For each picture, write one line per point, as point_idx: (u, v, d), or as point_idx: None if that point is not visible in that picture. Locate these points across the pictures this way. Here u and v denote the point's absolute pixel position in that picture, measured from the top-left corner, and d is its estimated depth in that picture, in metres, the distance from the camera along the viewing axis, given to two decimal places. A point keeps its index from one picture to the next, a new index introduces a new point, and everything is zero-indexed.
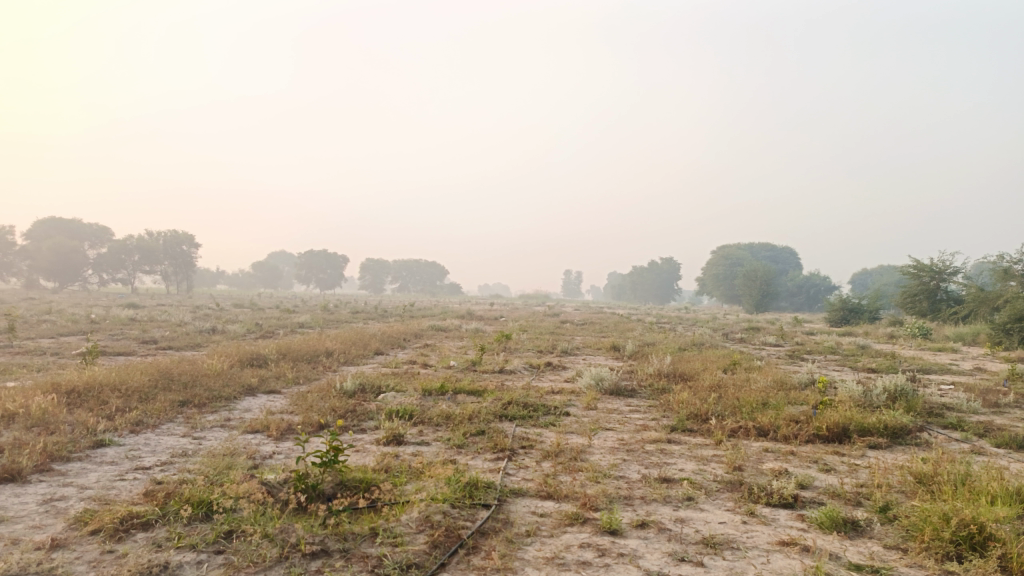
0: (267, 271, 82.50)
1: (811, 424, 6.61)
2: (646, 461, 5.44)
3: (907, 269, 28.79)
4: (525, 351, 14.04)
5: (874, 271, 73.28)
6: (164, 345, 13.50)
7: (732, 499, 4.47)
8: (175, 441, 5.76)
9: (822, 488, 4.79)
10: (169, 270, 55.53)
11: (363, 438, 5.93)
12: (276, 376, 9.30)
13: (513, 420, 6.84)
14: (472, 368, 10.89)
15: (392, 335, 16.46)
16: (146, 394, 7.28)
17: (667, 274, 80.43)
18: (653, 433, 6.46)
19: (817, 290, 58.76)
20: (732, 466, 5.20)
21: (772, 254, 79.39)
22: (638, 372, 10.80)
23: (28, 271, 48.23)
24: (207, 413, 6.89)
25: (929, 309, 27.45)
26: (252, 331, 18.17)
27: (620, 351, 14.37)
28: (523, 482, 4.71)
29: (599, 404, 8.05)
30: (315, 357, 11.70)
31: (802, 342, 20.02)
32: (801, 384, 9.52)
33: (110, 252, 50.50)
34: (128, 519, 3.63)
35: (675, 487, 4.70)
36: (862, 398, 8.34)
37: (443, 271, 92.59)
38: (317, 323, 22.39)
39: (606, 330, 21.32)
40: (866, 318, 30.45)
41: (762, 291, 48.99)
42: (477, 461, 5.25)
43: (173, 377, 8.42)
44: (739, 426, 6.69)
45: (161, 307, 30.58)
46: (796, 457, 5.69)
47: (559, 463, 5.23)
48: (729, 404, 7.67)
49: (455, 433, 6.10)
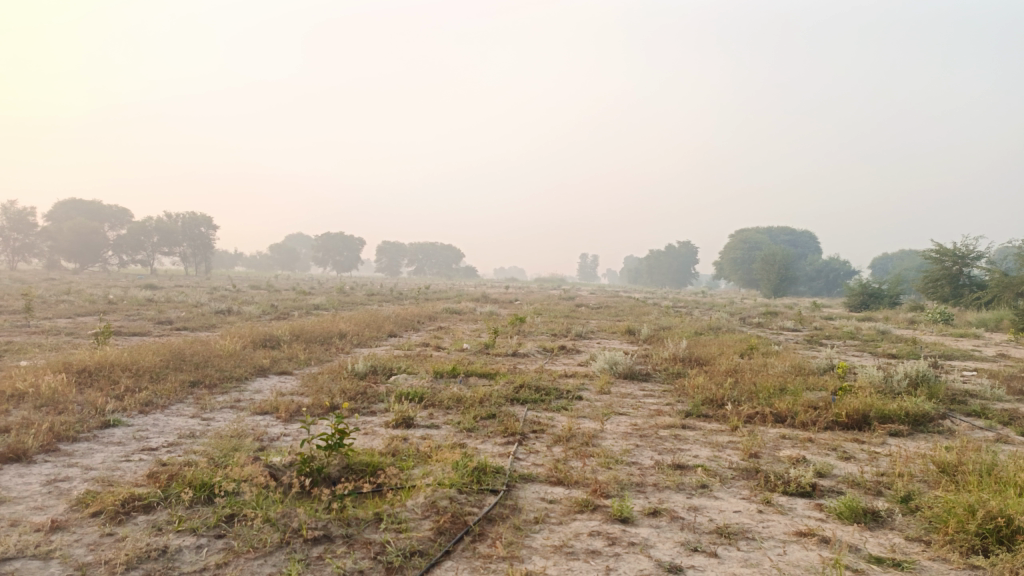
0: (284, 254, 82.94)
1: (830, 411, 6.45)
2: (660, 447, 5.32)
3: (928, 253, 28.32)
4: (539, 334, 13.95)
5: (894, 256, 72.36)
6: (179, 325, 13.54)
7: (748, 487, 4.34)
8: (184, 422, 5.72)
9: (841, 476, 4.65)
10: (187, 252, 55.93)
11: (372, 421, 5.85)
12: (288, 357, 9.27)
13: (525, 404, 6.73)
14: (485, 350, 10.81)
15: (406, 317, 16.42)
16: (157, 374, 7.25)
17: (685, 258, 79.88)
18: (667, 418, 6.33)
19: (836, 275, 58.11)
20: (748, 453, 5.07)
21: (791, 238, 78.55)
22: (653, 356, 10.66)
23: (49, 251, 48.73)
24: (217, 394, 6.86)
25: (950, 294, 27.01)
26: (268, 312, 18.20)
27: (635, 335, 14.22)
28: (533, 467, 4.62)
29: (613, 388, 7.93)
30: (328, 339, 11.66)
31: (821, 327, 19.76)
32: (819, 370, 9.35)
33: (129, 233, 50.97)
34: (129, 501, 3.56)
35: (689, 474, 4.58)
36: (882, 384, 8.16)
37: (459, 254, 92.57)
38: (332, 304, 22.42)
39: (621, 313, 21.17)
40: (886, 303, 30.04)
41: (780, 275, 48.50)
42: (487, 445, 5.15)
43: (185, 357, 8.40)
44: (755, 412, 6.55)
45: (179, 288, 30.76)
46: (814, 444, 5.55)
47: (570, 448, 5.13)
48: (745, 389, 7.52)
49: (466, 416, 6.01)
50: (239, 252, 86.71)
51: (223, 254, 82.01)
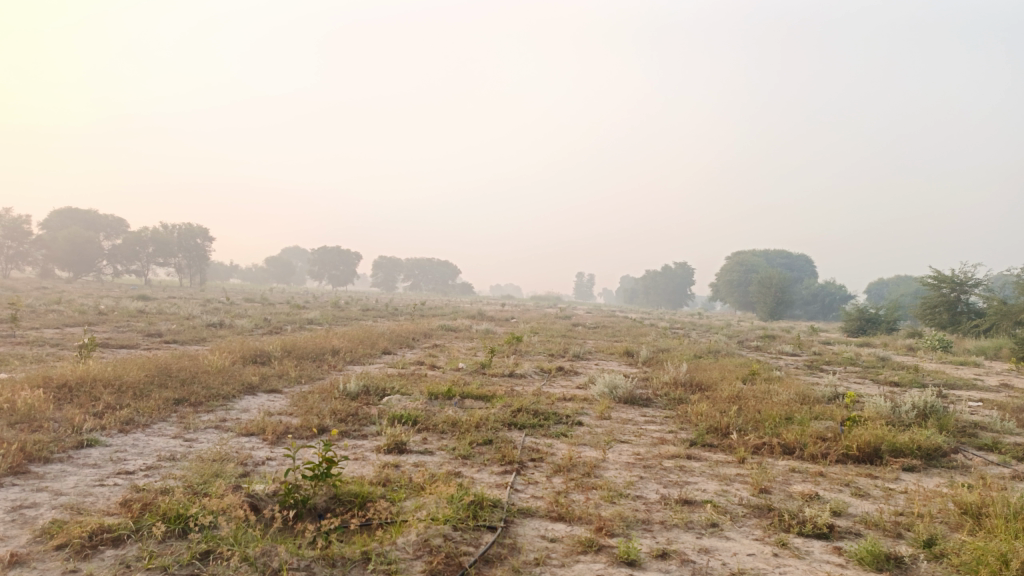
0: (280, 266, 82.61)
1: (839, 442, 6.21)
2: (664, 479, 5.06)
3: (927, 279, 28.18)
4: (536, 354, 13.69)
5: (890, 281, 72.37)
6: (168, 338, 13.24)
7: (760, 527, 4.08)
8: (165, 442, 5.45)
9: (857, 516, 4.40)
10: (182, 263, 55.58)
11: (362, 445, 5.59)
12: (278, 375, 8.98)
13: (523, 429, 6.47)
14: (481, 371, 10.56)
15: (401, 334, 16.14)
16: (140, 390, 6.97)
17: (681, 279, 79.75)
18: (671, 448, 6.09)
19: (832, 299, 58.02)
20: (757, 489, 4.81)
21: (787, 261, 78.62)
22: (653, 380, 10.40)
23: (43, 260, 48.33)
24: (202, 413, 6.59)
25: (948, 321, 26.86)
26: (260, 326, 17.89)
27: (633, 357, 13.96)
28: (532, 500, 4.36)
29: (614, 414, 7.67)
30: (320, 355, 11.38)
31: (820, 352, 19.54)
32: (823, 398, 9.10)
33: (125, 243, 50.66)
34: (97, 534, 3.29)
35: (697, 511, 4.32)
36: (890, 415, 7.92)
37: (456, 271, 92.35)
38: (326, 319, 22.11)
39: (618, 334, 20.94)
40: (884, 328, 29.85)
41: (777, 298, 48.33)
42: (483, 474, 4.89)
43: (172, 372, 8.13)
44: (763, 442, 6.30)
45: (171, 300, 30.39)
46: (825, 479, 5.30)
47: (570, 479, 4.87)
48: (750, 417, 7.27)
49: (461, 442, 5.74)
50: (234, 264, 86.39)
51: (219, 266, 81.61)
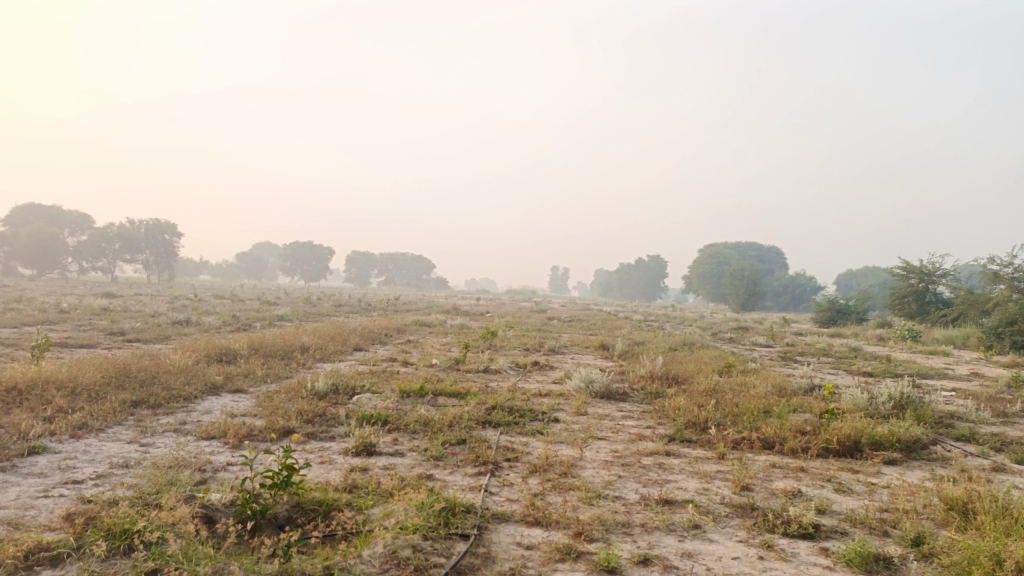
0: (251, 262, 81.45)
1: (819, 436, 6.10)
2: (643, 478, 4.90)
3: (895, 270, 28.47)
4: (510, 349, 13.50)
5: (859, 272, 73.33)
6: (131, 337, 12.83)
7: (744, 527, 3.93)
8: (119, 448, 5.15)
9: (842, 514, 4.26)
10: (150, 260, 54.44)
11: (330, 447, 5.35)
12: (244, 374, 8.67)
13: (497, 427, 6.28)
14: (455, 367, 10.35)
15: (373, 330, 15.85)
16: (96, 393, 6.64)
17: (654, 272, 80.10)
18: (650, 444, 5.93)
19: (803, 290, 58.64)
20: (739, 486, 4.66)
21: (759, 253, 79.33)
22: (629, 373, 10.26)
23: (5, 257, 47.06)
24: (161, 415, 6.29)
25: (917, 311, 27.14)
26: (229, 323, 17.44)
27: (609, 350, 13.83)
28: (507, 504, 4.16)
29: (590, 409, 7.50)
30: (289, 353, 11.07)
31: (794, 343, 19.59)
32: (800, 391, 9.01)
33: (89, 240, 49.49)
34: (34, 553, 3.01)
35: (678, 512, 4.15)
36: (867, 407, 7.85)
37: (430, 265, 91.79)
38: (296, 316, 21.67)
39: (593, 328, 20.81)
40: (854, 319, 30.12)
41: (749, 290, 48.70)
42: (456, 476, 4.68)
43: (131, 373, 7.80)
44: (742, 437, 6.17)
45: (137, 297, 29.67)
46: (807, 475, 5.17)
47: (547, 479, 4.68)
48: (728, 411, 7.15)
49: (433, 442, 5.52)
50: (204, 260, 84.99)
51: (188, 262, 80.20)
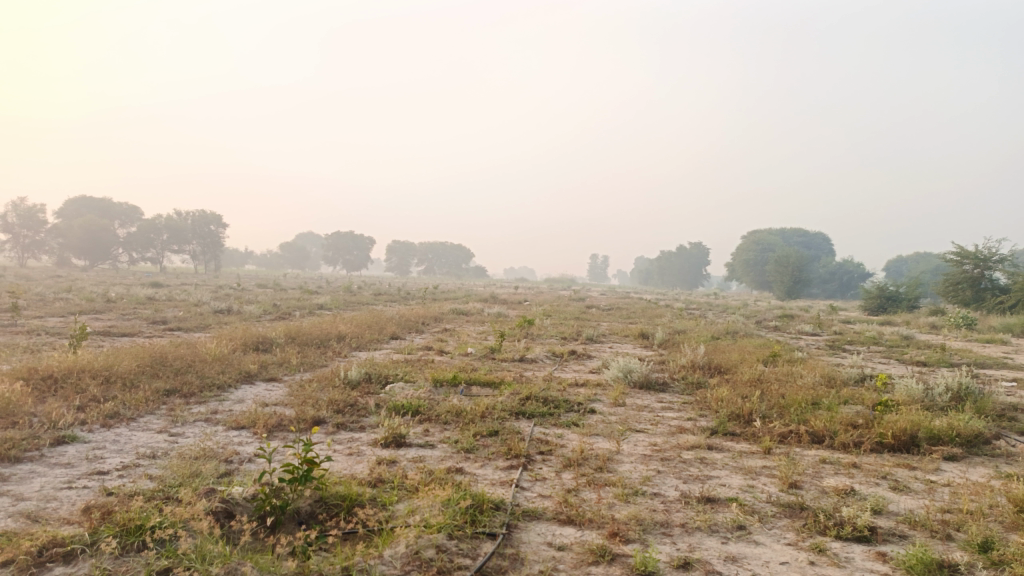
0: (294, 252, 82.66)
1: (873, 430, 5.76)
2: (683, 473, 4.65)
3: (949, 256, 27.40)
4: (547, 338, 13.29)
5: (909, 258, 71.14)
6: (173, 326, 12.95)
7: (793, 529, 3.66)
8: (148, 438, 5.09)
9: (899, 515, 3.96)
10: (196, 250, 55.52)
11: (359, 439, 5.22)
12: (279, 362, 8.63)
13: (532, 418, 6.08)
14: (491, 355, 10.19)
15: (410, 318, 15.79)
16: (130, 381, 6.63)
17: (696, 259, 78.91)
18: (691, 437, 5.67)
19: (850, 277, 57.10)
20: (787, 484, 4.39)
21: (804, 240, 77.52)
22: (669, 363, 9.97)
23: (59, 249, 48.46)
24: (193, 405, 6.25)
25: (972, 298, 26.09)
26: (269, 312, 17.58)
27: (649, 339, 13.54)
28: (539, 501, 3.96)
29: (629, 400, 7.25)
30: (325, 342, 11.03)
31: (842, 332, 18.96)
32: (851, 382, 8.62)
33: (139, 231, 50.67)
34: (48, 548, 2.90)
35: (721, 511, 3.91)
36: (923, 398, 7.44)
37: (469, 254, 91.93)
38: (336, 304, 21.76)
39: (634, 316, 20.48)
40: (904, 306, 29.13)
41: (794, 277, 47.57)
42: (486, 470, 4.50)
43: (167, 361, 7.81)
44: (789, 431, 5.86)
45: (182, 286, 30.15)
46: (860, 471, 4.86)
47: (581, 475, 4.46)
48: (774, 402, 6.84)
49: (465, 434, 5.35)
50: (248, 251, 86.53)
51: (233, 252, 81.73)
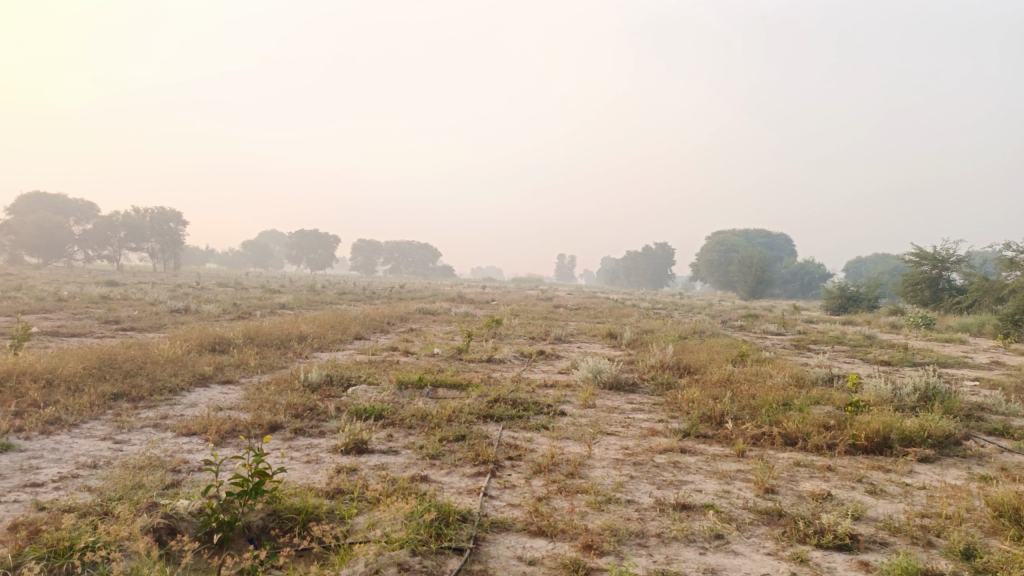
0: (257, 250, 81.26)
1: (846, 431, 5.67)
2: (657, 478, 4.49)
3: (908, 257, 27.87)
4: (515, 337, 13.10)
5: (868, 259, 72.52)
6: (126, 326, 12.46)
7: (772, 537, 3.52)
8: (91, 446, 4.77)
9: (878, 521, 3.84)
10: (155, 248, 54.19)
11: (318, 445, 4.96)
12: (236, 364, 8.30)
13: (500, 421, 5.88)
14: (458, 356, 9.96)
15: (375, 318, 15.46)
16: (74, 385, 6.26)
17: (662, 259, 79.48)
18: (663, 440, 5.52)
19: (812, 277, 57.98)
20: (763, 489, 4.26)
21: (767, 240, 78.59)
22: (639, 363, 9.84)
23: (10, 246, 46.82)
24: (142, 409, 5.92)
25: (930, 298, 26.54)
26: (229, 312, 17.10)
27: (617, 339, 13.42)
28: (508, 510, 3.76)
29: (599, 402, 7.09)
30: (286, 343, 10.69)
31: (806, 331, 19.11)
32: (819, 381, 8.58)
33: (95, 228, 49.26)
34: None
35: (697, 519, 3.75)
36: (891, 399, 7.41)
37: (435, 253, 91.34)
38: (298, 304, 21.31)
39: (601, 316, 20.41)
40: (865, 306, 29.55)
41: (757, 278, 48.10)
42: (453, 478, 4.29)
43: (116, 363, 7.43)
44: (762, 433, 5.75)
45: (139, 285, 29.25)
46: (835, 475, 4.76)
47: (552, 481, 4.27)
48: (745, 403, 6.74)
49: (430, 439, 5.13)
50: (210, 249, 84.83)
51: (194, 250, 80.02)
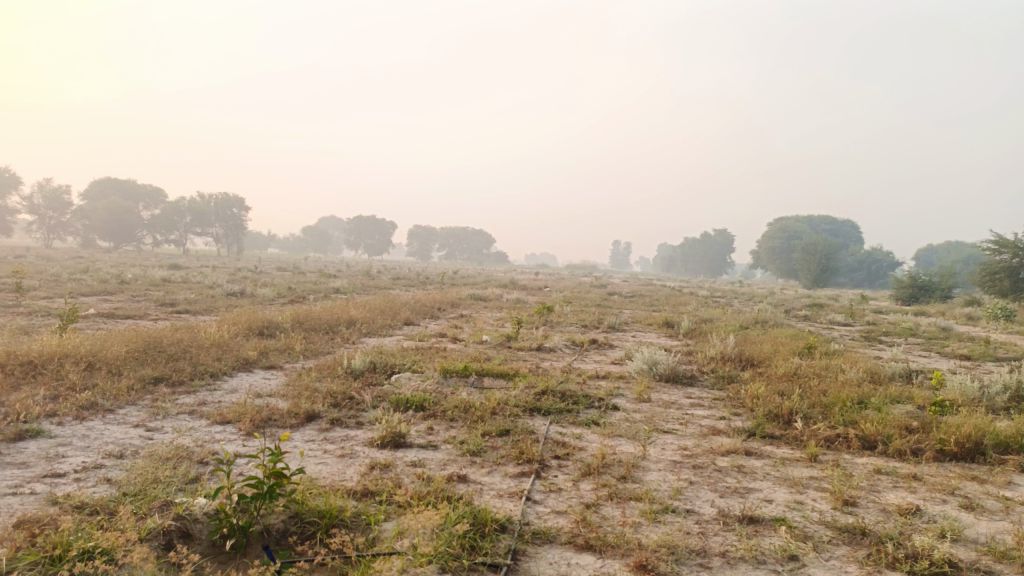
0: (316, 236, 82.68)
1: (932, 436, 5.11)
2: (719, 485, 4.06)
3: (986, 244, 26.17)
4: (568, 326, 12.69)
5: (940, 247, 69.18)
6: (181, 309, 12.53)
7: (854, 562, 3.06)
8: (122, 433, 4.59)
9: (980, 543, 3.32)
10: (219, 232, 55.61)
11: (355, 437, 4.69)
12: (281, 349, 8.14)
13: (547, 415, 5.53)
14: (507, 344, 9.64)
15: (426, 303, 15.26)
16: (114, 368, 6.15)
17: (720, 246, 77.63)
18: (725, 441, 5.06)
19: (879, 266, 55.64)
20: (841, 502, 3.79)
21: (832, 227, 75.85)
22: (697, 355, 9.33)
23: (83, 231, 48.51)
24: (180, 395, 5.76)
25: (1010, 289, 24.86)
26: (283, 296, 17.16)
27: (674, 328, 12.87)
28: (552, 518, 3.39)
29: (654, 395, 6.66)
30: (334, 328, 10.53)
31: (876, 322, 18.04)
32: (896, 377, 7.92)
33: (162, 213, 50.67)
34: None
35: (766, 536, 3.31)
36: (978, 397, 6.73)
37: (490, 239, 91.39)
38: (352, 288, 21.33)
39: (657, 304, 19.77)
40: (938, 296, 27.96)
41: (822, 266, 46.25)
42: (494, 478, 3.94)
43: (160, 346, 7.34)
44: (836, 435, 5.24)
45: (201, 269, 29.79)
46: (923, 485, 4.24)
47: (602, 486, 3.88)
48: (815, 400, 6.20)
49: (472, 433, 4.79)
50: (271, 235, 86.75)
51: (256, 235, 81.95)
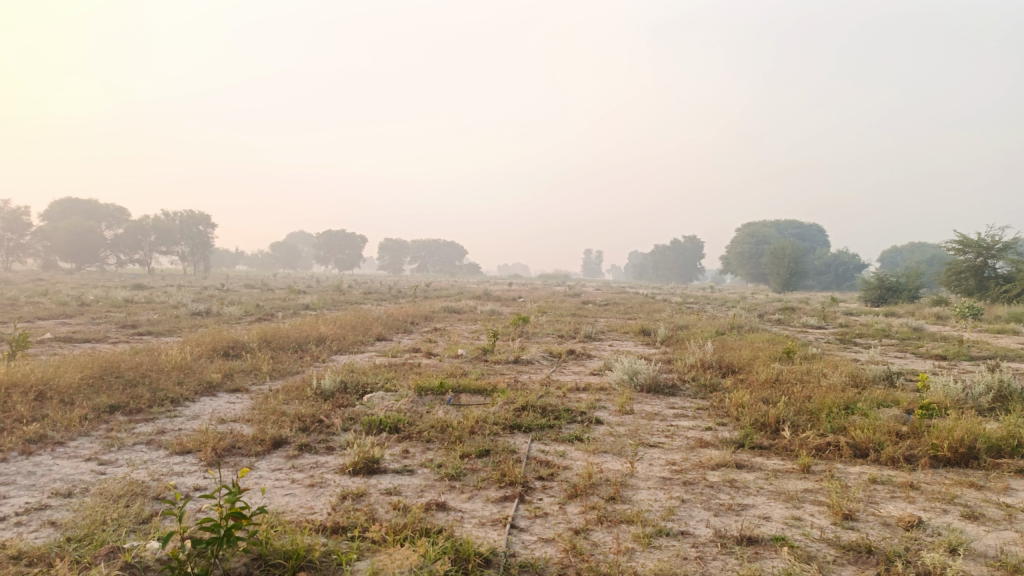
0: (285, 252, 81.68)
1: (924, 441, 4.96)
2: (713, 503, 3.85)
3: (951, 245, 26.55)
4: (544, 336, 12.50)
5: (904, 250, 70.39)
6: (143, 331, 12.07)
7: None
8: (72, 469, 4.25)
9: (991, 557, 3.15)
10: (185, 250, 54.56)
11: (325, 464, 4.40)
12: (248, 370, 7.80)
13: (528, 432, 5.30)
14: (483, 357, 9.40)
15: (398, 318, 14.95)
16: (66, 397, 5.78)
17: (691, 253, 78.26)
18: (713, 453, 4.88)
19: (846, 269, 56.43)
20: (841, 516, 3.60)
21: (799, 231, 76.90)
22: (677, 363, 9.17)
23: (44, 252, 47.19)
24: (138, 423, 5.41)
25: (975, 288, 25.20)
26: (250, 313, 16.71)
27: (651, 337, 12.73)
28: (540, 547, 3.15)
29: (637, 407, 6.46)
30: (303, 346, 10.19)
31: (848, 324, 18.08)
32: (877, 380, 7.82)
33: (126, 232, 49.56)
34: None
35: (768, 559, 3.10)
36: (962, 398, 6.64)
37: (462, 251, 91.12)
38: (322, 304, 20.92)
39: (632, 312, 19.64)
40: (906, 296, 28.30)
41: (791, 269, 46.68)
42: (475, 505, 3.69)
43: (118, 371, 6.97)
44: (827, 443, 5.07)
45: (166, 289, 29.05)
46: (922, 495, 4.07)
47: (590, 508, 3.65)
48: (801, 406, 6.04)
49: (450, 455, 4.54)
50: (239, 251, 85.51)
51: (224, 253, 80.72)
